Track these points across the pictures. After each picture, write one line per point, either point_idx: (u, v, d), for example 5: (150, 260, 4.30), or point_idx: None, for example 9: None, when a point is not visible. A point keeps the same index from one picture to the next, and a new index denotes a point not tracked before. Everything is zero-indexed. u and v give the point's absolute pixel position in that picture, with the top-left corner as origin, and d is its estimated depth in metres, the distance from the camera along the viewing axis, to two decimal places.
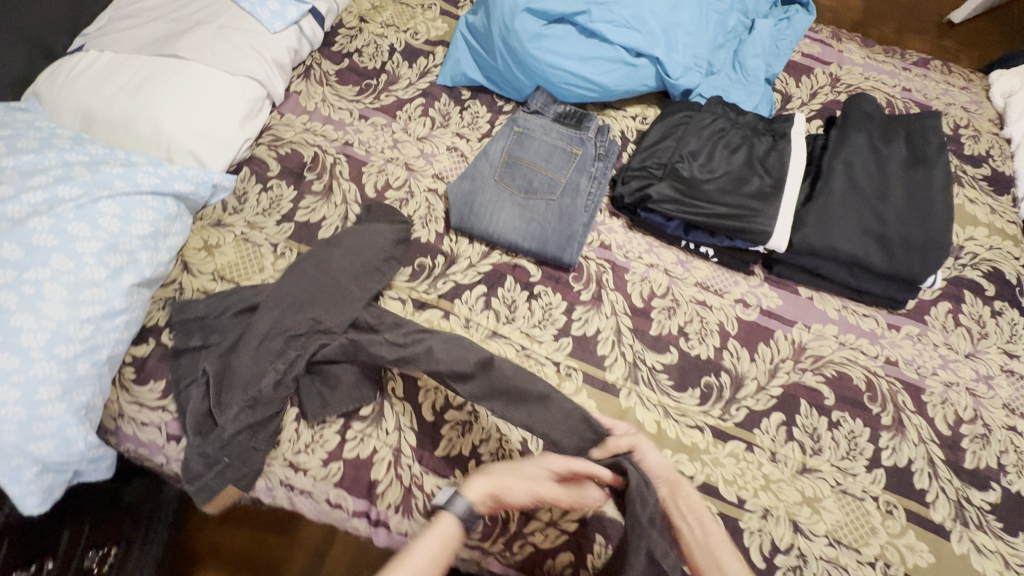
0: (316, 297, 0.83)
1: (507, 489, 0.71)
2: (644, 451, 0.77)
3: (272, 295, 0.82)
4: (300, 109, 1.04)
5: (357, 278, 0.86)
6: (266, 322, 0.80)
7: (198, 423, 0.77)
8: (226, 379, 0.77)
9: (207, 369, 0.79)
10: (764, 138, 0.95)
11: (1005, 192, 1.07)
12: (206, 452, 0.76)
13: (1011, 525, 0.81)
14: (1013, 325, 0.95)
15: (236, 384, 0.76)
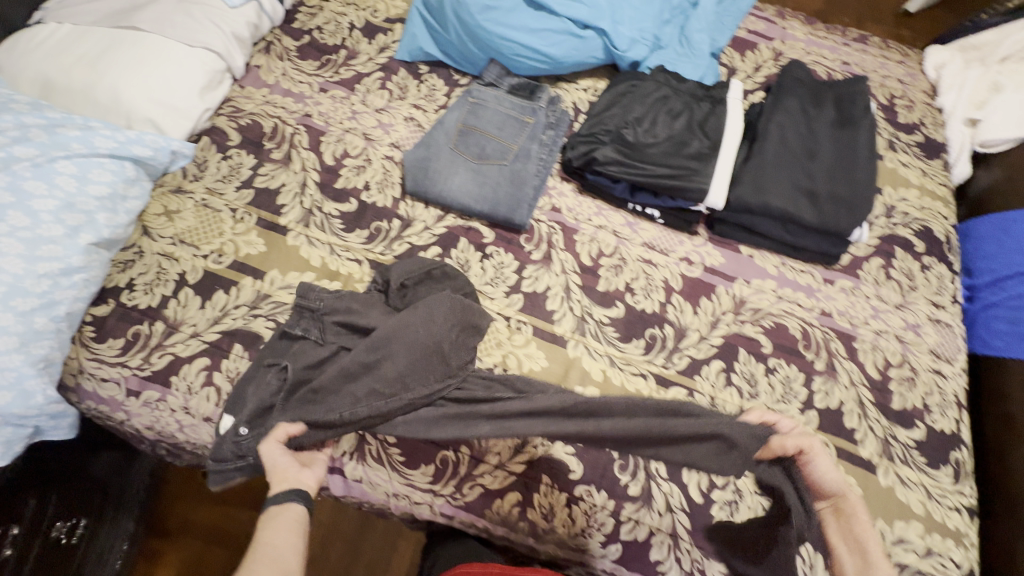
0: (416, 364, 0.80)
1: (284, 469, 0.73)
2: (819, 463, 0.76)
3: (372, 342, 0.80)
4: (261, 82, 1.07)
5: (457, 345, 0.83)
6: (361, 363, 0.79)
7: (251, 414, 0.77)
8: (307, 393, 0.78)
9: (285, 372, 0.79)
10: (704, 104, 1.00)
11: (936, 158, 1.14)
12: (239, 442, 0.77)
13: (933, 459, 0.87)
14: (941, 279, 1.01)
15: (314, 407, 0.77)
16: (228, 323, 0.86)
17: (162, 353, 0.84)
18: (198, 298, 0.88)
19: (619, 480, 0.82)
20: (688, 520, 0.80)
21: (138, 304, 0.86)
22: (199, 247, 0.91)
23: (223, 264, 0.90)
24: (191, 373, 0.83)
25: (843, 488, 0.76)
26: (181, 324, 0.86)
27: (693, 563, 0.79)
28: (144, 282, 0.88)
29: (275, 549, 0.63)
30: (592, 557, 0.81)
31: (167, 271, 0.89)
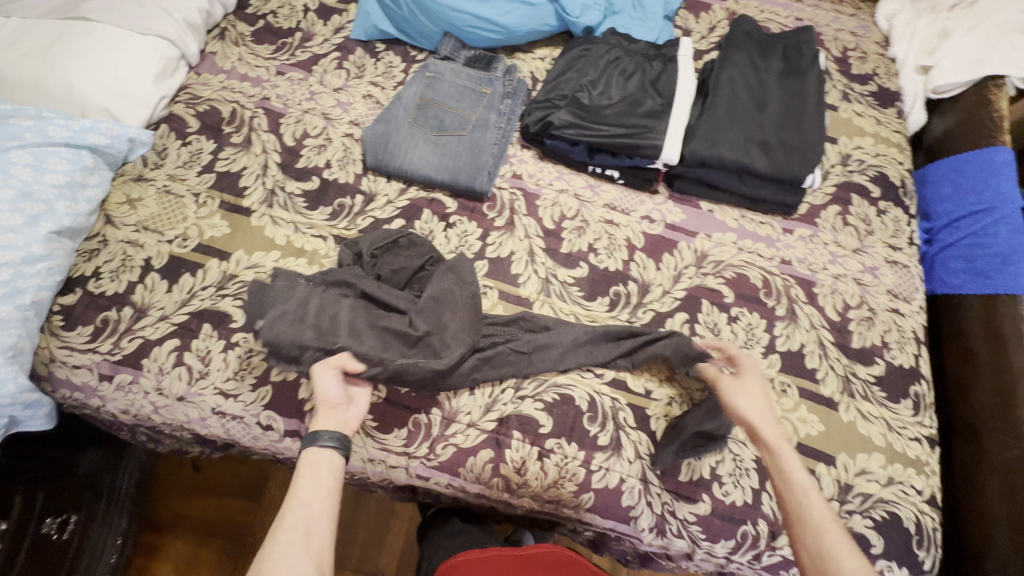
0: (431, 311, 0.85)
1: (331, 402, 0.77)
2: (729, 391, 0.79)
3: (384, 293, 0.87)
4: (217, 69, 1.07)
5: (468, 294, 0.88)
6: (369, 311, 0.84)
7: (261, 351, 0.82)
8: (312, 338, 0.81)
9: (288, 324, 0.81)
10: (655, 63, 1.03)
11: (890, 107, 1.16)
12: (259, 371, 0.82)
13: (892, 393, 0.89)
14: (897, 222, 1.03)
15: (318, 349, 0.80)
16: (196, 304, 0.87)
17: (132, 337, 0.85)
18: (165, 282, 0.89)
19: (588, 431, 0.84)
20: (657, 465, 0.83)
21: (105, 291, 0.87)
22: (163, 233, 0.92)
23: (187, 248, 0.91)
24: (162, 354, 0.84)
25: (759, 416, 0.76)
26: (149, 308, 0.87)
27: (663, 505, 0.82)
28: (110, 269, 0.89)
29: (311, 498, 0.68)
30: (567, 507, 0.83)
31: (132, 258, 0.90)
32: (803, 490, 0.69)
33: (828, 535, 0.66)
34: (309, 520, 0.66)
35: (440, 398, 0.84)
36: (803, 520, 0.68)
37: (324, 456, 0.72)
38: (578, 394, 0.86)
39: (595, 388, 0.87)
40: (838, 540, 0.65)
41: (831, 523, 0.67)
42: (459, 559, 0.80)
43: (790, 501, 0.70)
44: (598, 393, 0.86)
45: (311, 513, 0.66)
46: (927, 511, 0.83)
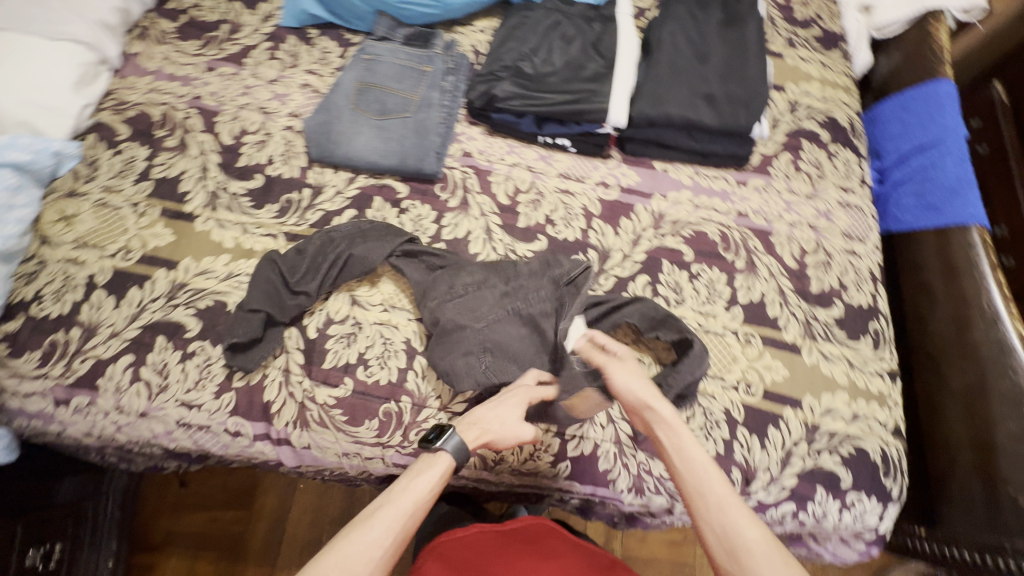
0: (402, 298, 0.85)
1: (504, 439, 0.75)
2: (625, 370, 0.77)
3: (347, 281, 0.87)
4: (142, 70, 1.02)
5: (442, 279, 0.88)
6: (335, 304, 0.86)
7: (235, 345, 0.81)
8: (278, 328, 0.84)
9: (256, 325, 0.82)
10: (595, 24, 1.01)
11: (835, 49, 1.16)
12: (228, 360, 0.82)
13: (852, 332, 0.91)
14: (848, 164, 1.04)
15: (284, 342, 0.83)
16: (147, 318, 0.84)
17: (84, 358, 0.82)
18: (111, 298, 0.85)
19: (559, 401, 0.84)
20: (630, 427, 0.84)
21: (49, 314, 0.84)
22: (104, 247, 0.89)
23: (131, 260, 0.88)
24: (118, 372, 0.82)
25: (651, 395, 0.74)
26: (98, 327, 0.84)
27: (639, 465, 0.83)
28: (52, 291, 0.85)
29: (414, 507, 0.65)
30: (545, 478, 0.84)
31: (74, 277, 0.86)
32: (698, 464, 0.67)
33: (727, 507, 0.62)
34: (400, 532, 0.63)
35: (408, 385, 0.84)
36: (703, 498, 0.64)
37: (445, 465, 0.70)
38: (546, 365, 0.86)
39: None
40: (738, 512, 0.62)
41: (731, 496, 0.64)
42: (448, 536, 0.80)
43: (689, 478, 0.66)
44: None
45: (407, 524, 0.64)
46: (892, 442, 0.86)
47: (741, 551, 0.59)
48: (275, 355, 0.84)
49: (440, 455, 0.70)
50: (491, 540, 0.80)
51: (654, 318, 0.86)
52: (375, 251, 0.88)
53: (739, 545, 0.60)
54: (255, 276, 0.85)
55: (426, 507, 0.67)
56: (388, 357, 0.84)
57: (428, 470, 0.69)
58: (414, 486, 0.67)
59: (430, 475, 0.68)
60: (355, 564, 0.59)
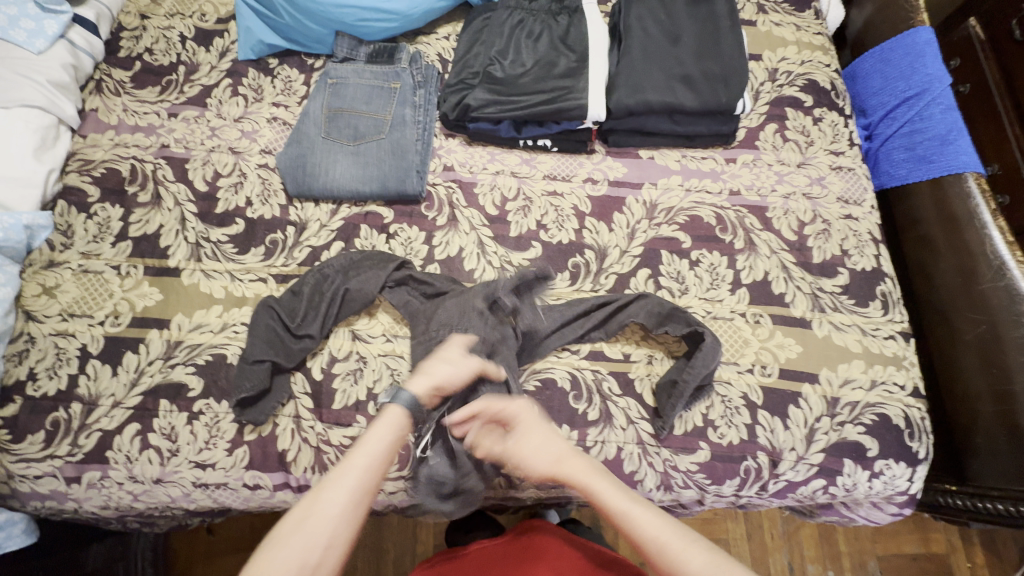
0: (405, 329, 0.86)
1: (445, 378, 0.71)
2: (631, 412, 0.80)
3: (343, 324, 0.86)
4: (103, 126, 0.99)
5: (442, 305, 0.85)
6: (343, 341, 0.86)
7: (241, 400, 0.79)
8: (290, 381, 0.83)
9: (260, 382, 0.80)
10: (561, 17, 0.98)
11: (807, 9, 1.13)
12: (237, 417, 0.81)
13: (861, 298, 0.90)
14: (835, 127, 1.02)
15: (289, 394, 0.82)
16: (147, 382, 0.82)
17: (88, 433, 0.80)
18: (108, 366, 0.83)
19: (576, 409, 0.83)
20: (651, 425, 0.83)
21: (47, 391, 0.82)
22: (92, 315, 0.86)
23: (122, 325, 0.86)
24: (125, 442, 0.80)
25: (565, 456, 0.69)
26: (98, 398, 0.81)
27: (665, 462, 0.82)
28: (45, 368, 0.83)
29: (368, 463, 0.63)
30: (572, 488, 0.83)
31: (67, 350, 0.84)
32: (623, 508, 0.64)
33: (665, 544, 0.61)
34: (357, 490, 0.61)
35: None
36: (646, 542, 0.62)
37: (394, 419, 0.67)
38: (559, 374, 0.85)
39: (573, 365, 0.86)
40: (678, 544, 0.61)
41: (665, 531, 0.62)
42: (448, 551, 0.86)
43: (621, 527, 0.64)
44: (577, 369, 0.85)
45: (364, 480, 0.62)
46: (913, 404, 0.85)
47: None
48: (284, 403, 0.82)
49: (389, 411, 0.67)
50: (489, 553, 0.80)
51: (660, 313, 0.85)
52: (368, 280, 0.86)
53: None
54: (257, 326, 0.83)
55: (386, 462, 0.64)
56: None
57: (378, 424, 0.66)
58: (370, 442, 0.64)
59: (382, 430, 0.66)
60: (314, 526, 0.58)
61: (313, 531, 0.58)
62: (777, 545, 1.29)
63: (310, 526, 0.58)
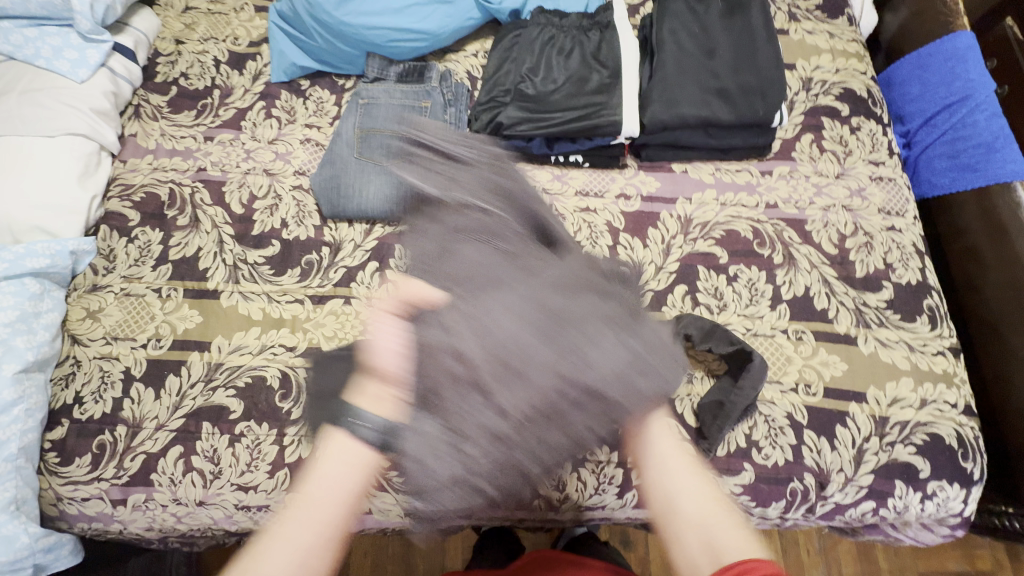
0: None
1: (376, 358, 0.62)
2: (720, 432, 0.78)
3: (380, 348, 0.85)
4: (142, 150, 1.00)
5: None
6: None
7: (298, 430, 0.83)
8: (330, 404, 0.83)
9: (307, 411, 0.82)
10: (592, 33, 0.98)
11: (840, 15, 1.11)
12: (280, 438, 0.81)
13: (907, 312, 0.88)
14: (873, 136, 1.00)
15: None
16: (189, 405, 0.83)
17: (133, 455, 0.81)
18: (150, 389, 0.84)
19: None
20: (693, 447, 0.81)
21: (93, 415, 0.83)
22: (135, 338, 0.88)
23: (163, 347, 0.87)
24: (169, 465, 0.81)
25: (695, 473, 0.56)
26: (143, 421, 0.83)
27: None
28: (91, 391, 0.84)
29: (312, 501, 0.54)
30: (613, 509, 0.83)
31: (111, 373, 0.85)
32: (667, 460, 0.56)
33: (707, 510, 0.52)
34: (300, 541, 0.52)
35: None
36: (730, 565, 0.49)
37: (342, 445, 0.58)
38: None
39: None
40: (719, 514, 0.52)
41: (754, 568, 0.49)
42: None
43: (655, 476, 0.55)
44: None
45: (309, 530, 0.53)
46: (966, 423, 0.83)
47: (720, 553, 0.49)
48: None
49: (335, 440, 0.58)
50: None
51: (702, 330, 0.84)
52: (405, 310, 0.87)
53: (722, 549, 0.49)
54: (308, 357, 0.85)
55: (335, 505, 0.55)
56: None
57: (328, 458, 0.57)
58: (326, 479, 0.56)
59: (330, 466, 0.56)
60: None
61: None
62: (814, 562, 1.26)
63: None
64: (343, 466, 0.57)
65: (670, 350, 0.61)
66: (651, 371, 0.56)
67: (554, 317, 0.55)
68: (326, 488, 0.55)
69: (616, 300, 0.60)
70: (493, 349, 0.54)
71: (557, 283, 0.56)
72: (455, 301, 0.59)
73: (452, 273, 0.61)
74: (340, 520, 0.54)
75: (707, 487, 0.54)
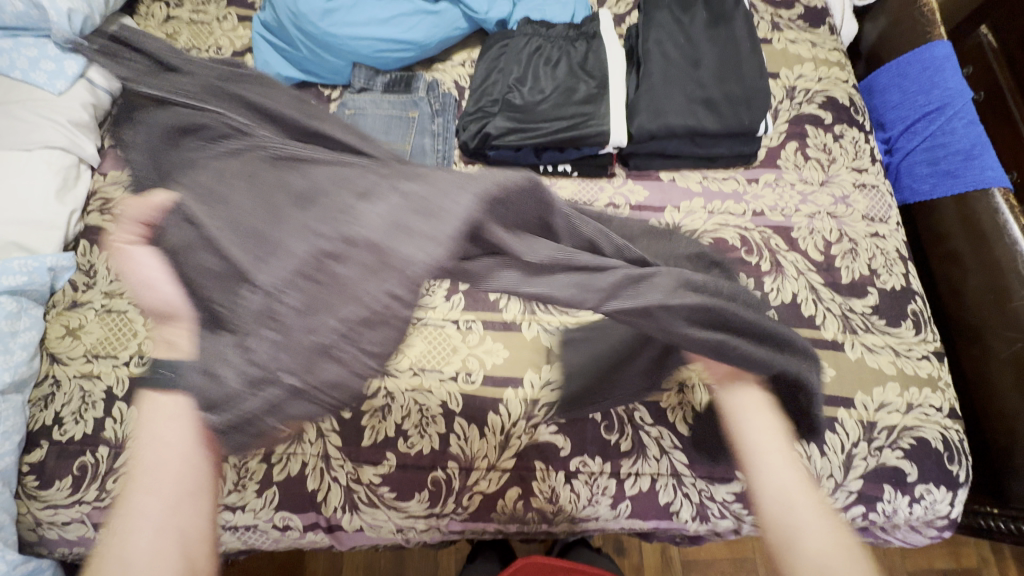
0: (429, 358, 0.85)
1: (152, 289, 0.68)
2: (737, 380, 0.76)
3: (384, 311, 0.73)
4: (123, 163, 0.98)
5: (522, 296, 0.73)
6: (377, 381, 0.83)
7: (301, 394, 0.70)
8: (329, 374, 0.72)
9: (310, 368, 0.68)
10: (579, 43, 0.98)
11: (821, 24, 1.13)
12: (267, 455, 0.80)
13: (892, 317, 0.89)
14: (856, 143, 1.01)
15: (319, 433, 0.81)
16: None
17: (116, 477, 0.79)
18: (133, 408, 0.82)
19: (609, 441, 0.82)
20: (686, 455, 0.81)
21: (73, 436, 0.81)
22: (116, 355, 0.85)
23: (146, 364, 0.85)
24: None
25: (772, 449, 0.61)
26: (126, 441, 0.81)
27: (701, 493, 0.81)
28: (71, 412, 0.82)
29: (147, 466, 0.60)
30: (606, 520, 0.82)
31: (91, 392, 0.83)
32: (788, 493, 0.58)
33: (824, 550, 0.54)
34: (162, 492, 0.59)
35: (453, 449, 0.81)
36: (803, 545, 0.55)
37: (159, 406, 0.63)
38: None
39: None
40: (839, 558, 0.53)
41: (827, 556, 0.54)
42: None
43: (773, 506, 0.58)
44: None
45: (156, 486, 0.59)
46: (950, 426, 0.84)
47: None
48: (310, 441, 0.80)
49: (151, 405, 0.64)
50: None
51: None
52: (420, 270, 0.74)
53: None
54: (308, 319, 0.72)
55: (179, 456, 0.60)
56: (427, 425, 0.81)
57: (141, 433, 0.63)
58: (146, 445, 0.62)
59: (163, 424, 0.62)
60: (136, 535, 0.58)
61: (139, 538, 0.58)
62: None
63: (134, 538, 0.58)
64: (164, 423, 0.62)
65: (517, 196, 0.61)
66: (523, 239, 0.61)
67: (309, 203, 0.62)
68: (155, 451, 0.61)
69: (363, 167, 0.64)
70: (245, 227, 0.63)
71: (320, 174, 0.63)
72: (189, 194, 0.68)
73: (218, 202, 0.66)
74: (198, 467, 0.61)
75: (822, 517, 0.57)
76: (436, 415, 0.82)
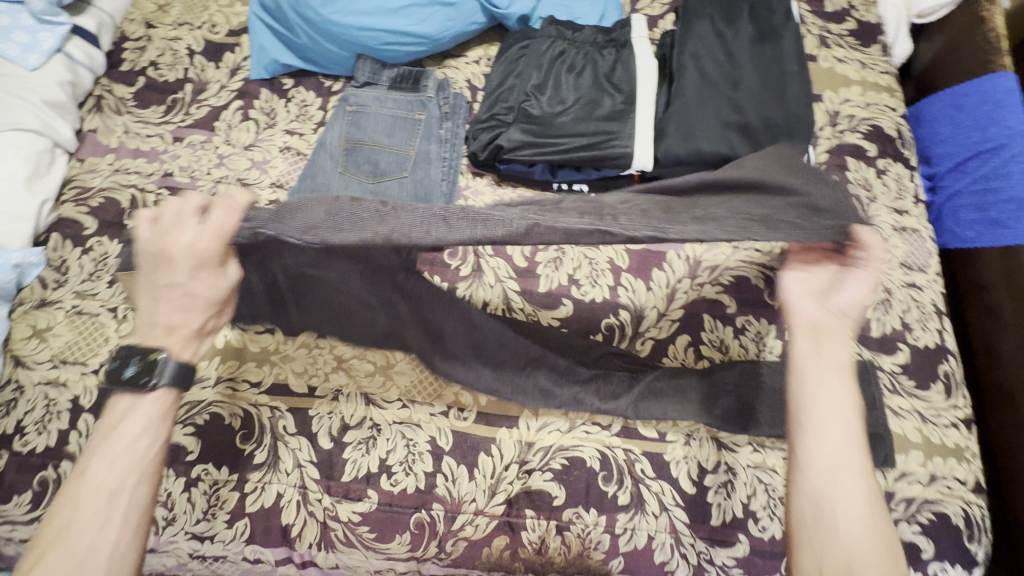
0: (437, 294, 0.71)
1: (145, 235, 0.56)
2: (817, 290, 0.62)
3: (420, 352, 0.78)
4: (102, 148, 0.91)
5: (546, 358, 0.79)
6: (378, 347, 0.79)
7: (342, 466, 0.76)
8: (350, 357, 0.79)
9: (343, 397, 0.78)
10: (607, 50, 0.89)
11: (874, 42, 1.03)
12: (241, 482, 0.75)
13: (923, 379, 0.82)
14: (900, 180, 0.93)
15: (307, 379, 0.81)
16: None
17: None
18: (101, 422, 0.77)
19: (606, 492, 0.76)
20: (686, 513, 0.76)
21: (35, 448, 0.75)
22: (85, 362, 0.79)
23: None
24: None
25: (832, 338, 0.60)
26: None
27: (699, 555, 0.74)
28: (34, 421, 0.76)
29: (112, 454, 0.55)
30: None
31: (57, 401, 0.77)
32: (842, 464, 0.56)
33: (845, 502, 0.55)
34: (123, 495, 0.55)
35: (439, 490, 0.75)
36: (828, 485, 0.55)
37: (135, 401, 0.58)
38: (588, 453, 0.78)
39: (604, 442, 0.78)
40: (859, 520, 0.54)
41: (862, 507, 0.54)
42: None
43: (812, 483, 0.56)
44: (608, 447, 0.78)
45: (113, 486, 0.54)
46: (974, 501, 0.78)
47: (855, 564, 0.52)
48: (287, 470, 0.75)
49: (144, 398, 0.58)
50: None
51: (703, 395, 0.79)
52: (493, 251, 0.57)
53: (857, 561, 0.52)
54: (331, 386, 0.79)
55: (138, 452, 0.56)
56: (412, 462, 0.76)
57: (136, 414, 0.57)
58: (110, 445, 0.56)
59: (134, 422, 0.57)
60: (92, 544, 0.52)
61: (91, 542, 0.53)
62: None
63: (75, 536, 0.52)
64: (133, 423, 0.57)
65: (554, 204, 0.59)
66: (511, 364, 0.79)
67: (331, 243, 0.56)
68: (116, 455, 0.56)
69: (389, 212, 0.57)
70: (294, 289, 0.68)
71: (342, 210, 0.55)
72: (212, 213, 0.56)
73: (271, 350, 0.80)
74: (133, 479, 0.55)
75: (857, 473, 0.56)
76: (423, 452, 0.77)
